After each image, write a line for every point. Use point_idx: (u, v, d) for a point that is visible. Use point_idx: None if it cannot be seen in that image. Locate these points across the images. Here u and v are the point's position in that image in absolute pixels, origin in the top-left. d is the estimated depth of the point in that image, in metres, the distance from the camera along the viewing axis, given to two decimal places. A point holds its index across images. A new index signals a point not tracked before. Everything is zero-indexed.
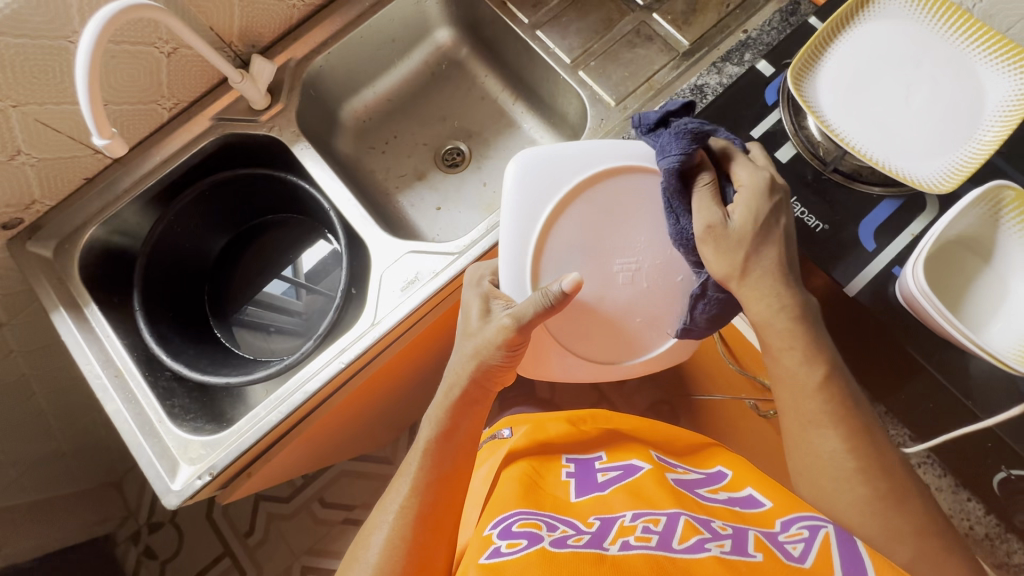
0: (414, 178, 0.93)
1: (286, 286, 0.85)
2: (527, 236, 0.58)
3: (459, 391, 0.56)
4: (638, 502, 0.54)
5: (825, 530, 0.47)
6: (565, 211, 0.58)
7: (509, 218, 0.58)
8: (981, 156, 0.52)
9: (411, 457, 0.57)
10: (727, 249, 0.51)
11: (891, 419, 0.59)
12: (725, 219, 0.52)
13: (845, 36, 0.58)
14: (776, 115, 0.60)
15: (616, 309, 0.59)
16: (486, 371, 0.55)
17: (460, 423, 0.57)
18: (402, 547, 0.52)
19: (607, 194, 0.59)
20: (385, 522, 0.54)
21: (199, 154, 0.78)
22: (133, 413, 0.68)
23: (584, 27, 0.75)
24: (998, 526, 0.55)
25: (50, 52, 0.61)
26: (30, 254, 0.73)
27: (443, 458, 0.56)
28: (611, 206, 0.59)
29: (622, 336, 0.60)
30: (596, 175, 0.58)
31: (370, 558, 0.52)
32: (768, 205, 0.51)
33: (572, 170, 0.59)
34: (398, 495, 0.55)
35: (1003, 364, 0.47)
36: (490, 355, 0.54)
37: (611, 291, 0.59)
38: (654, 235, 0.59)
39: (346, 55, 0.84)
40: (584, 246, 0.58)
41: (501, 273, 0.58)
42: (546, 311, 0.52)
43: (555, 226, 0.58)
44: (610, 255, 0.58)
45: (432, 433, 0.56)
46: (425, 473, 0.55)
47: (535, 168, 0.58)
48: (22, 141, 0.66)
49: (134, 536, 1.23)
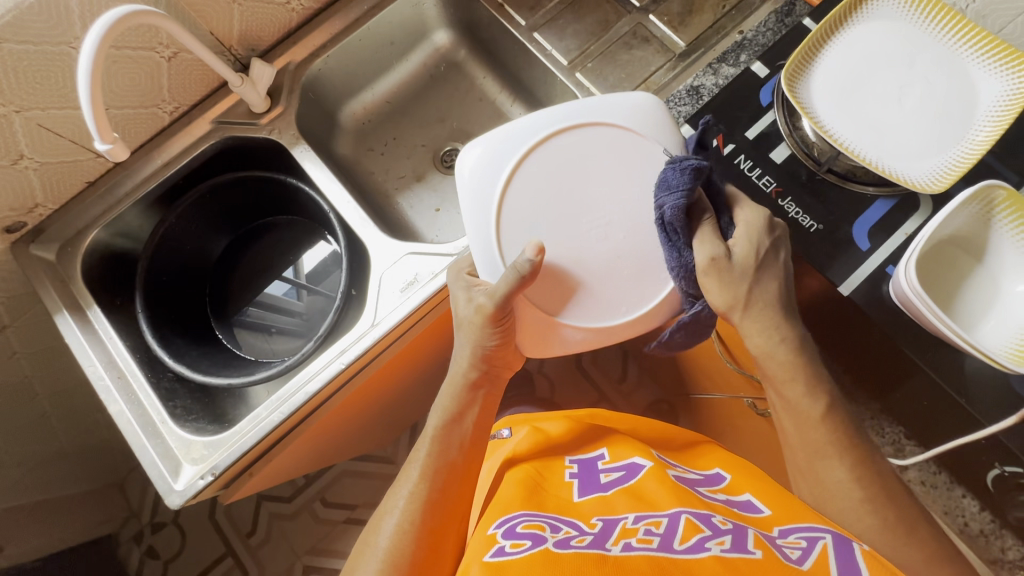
0: (413, 179, 0.94)
1: (286, 287, 0.86)
2: (487, 209, 0.58)
3: (463, 379, 0.61)
4: (640, 504, 0.55)
5: (822, 542, 0.47)
6: (522, 179, 0.58)
7: (467, 198, 0.59)
8: (974, 156, 0.52)
9: (420, 444, 0.60)
10: (733, 280, 0.52)
11: (883, 419, 0.63)
12: (727, 254, 0.52)
13: (838, 39, 0.58)
14: (771, 116, 0.60)
15: (597, 265, 0.57)
16: (491, 358, 0.59)
17: (468, 414, 0.61)
18: (411, 530, 0.54)
19: (562, 155, 0.58)
20: (396, 508, 0.56)
21: (199, 157, 0.78)
22: (135, 413, 0.68)
23: (581, 29, 0.76)
24: (993, 523, 0.57)
25: (53, 58, 0.62)
26: (33, 257, 0.74)
27: (448, 448, 0.59)
28: (568, 168, 0.58)
29: (606, 295, 0.57)
30: (546, 139, 0.58)
31: (381, 543, 0.54)
32: (768, 243, 0.53)
33: (520, 140, 0.58)
34: (408, 481, 0.57)
35: (995, 361, 0.48)
36: (483, 342, 0.58)
37: (589, 250, 0.57)
38: (619, 187, 0.57)
39: (344, 58, 0.84)
40: (548, 208, 0.57)
41: (476, 260, 0.58)
42: (518, 284, 0.53)
43: (516, 197, 0.57)
44: (577, 213, 0.57)
45: (439, 421, 0.60)
46: (433, 459, 0.58)
47: (484, 151, 0.59)
48: (25, 146, 0.66)
49: (137, 536, 1.24)
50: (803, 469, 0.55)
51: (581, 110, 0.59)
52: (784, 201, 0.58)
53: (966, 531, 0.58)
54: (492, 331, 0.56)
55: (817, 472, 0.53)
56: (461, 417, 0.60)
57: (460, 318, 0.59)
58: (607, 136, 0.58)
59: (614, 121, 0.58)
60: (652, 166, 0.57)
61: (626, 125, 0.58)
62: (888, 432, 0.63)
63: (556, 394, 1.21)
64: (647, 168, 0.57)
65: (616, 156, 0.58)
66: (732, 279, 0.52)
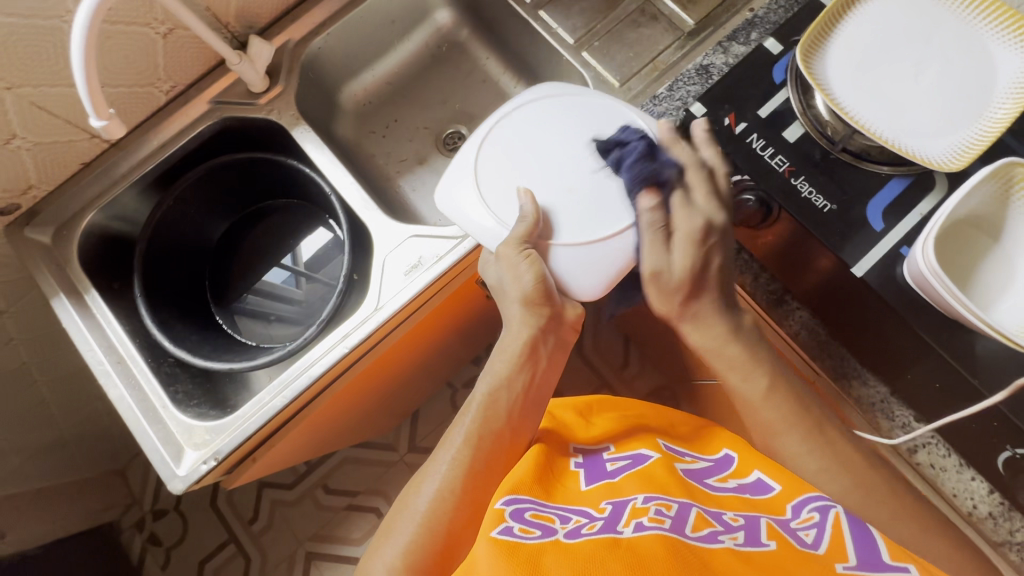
0: (414, 162, 0.92)
1: (286, 275, 0.85)
2: (473, 203, 0.61)
3: (520, 350, 0.58)
4: (650, 486, 0.54)
5: (835, 512, 0.50)
6: (489, 172, 0.62)
7: (445, 188, 0.63)
8: (992, 134, 0.52)
9: (468, 407, 0.59)
10: (669, 295, 0.59)
11: (894, 401, 0.59)
12: (668, 263, 0.58)
13: (854, 14, 0.56)
14: (784, 93, 0.58)
15: (590, 188, 0.60)
16: (536, 303, 0.57)
17: (519, 379, 0.58)
18: (452, 497, 0.52)
19: (515, 126, 0.63)
20: (437, 473, 0.54)
21: (196, 139, 0.76)
22: (136, 398, 0.67)
23: (587, 7, 0.74)
24: (1002, 505, 0.56)
25: (44, 33, 0.60)
26: (28, 240, 0.72)
27: (493, 415, 0.57)
28: (521, 147, 0.62)
29: (614, 206, 0.59)
30: (495, 119, 0.64)
31: (421, 506, 0.53)
32: (702, 252, 0.58)
33: (467, 151, 0.63)
34: (451, 447, 0.56)
35: (1011, 341, 0.47)
36: (523, 276, 0.56)
37: (575, 183, 0.60)
38: (578, 127, 0.62)
39: (344, 38, 0.83)
40: (519, 171, 0.61)
41: (485, 242, 0.61)
42: (532, 228, 0.57)
43: (490, 185, 0.61)
44: (547, 162, 0.61)
45: (490, 386, 0.58)
46: (478, 425, 0.56)
47: (449, 176, 0.63)
48: (16, 125, 0.65)
49: (138, 523, 1.24)
50: (778, 439, 0.57)
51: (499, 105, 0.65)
52: (797, 181, 0.56)
53: (974, 514, 0.56)
54: (526, 260, 0.56)
55: (772, 442, 0.57)
56: (513, 381, 0.58)
57: (495, 285, 0.60)
58: (544, 97, 0.64)
59: (547, 88, 0.65)
60: (594, 110, 0.63)
61: (556, 86, 0.65)
62: (897, 415, 0.59)
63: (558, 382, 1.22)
64: (589, 114, 0.63)
65: (558, 111, 0.63)
66: (669, 296, 0.59)
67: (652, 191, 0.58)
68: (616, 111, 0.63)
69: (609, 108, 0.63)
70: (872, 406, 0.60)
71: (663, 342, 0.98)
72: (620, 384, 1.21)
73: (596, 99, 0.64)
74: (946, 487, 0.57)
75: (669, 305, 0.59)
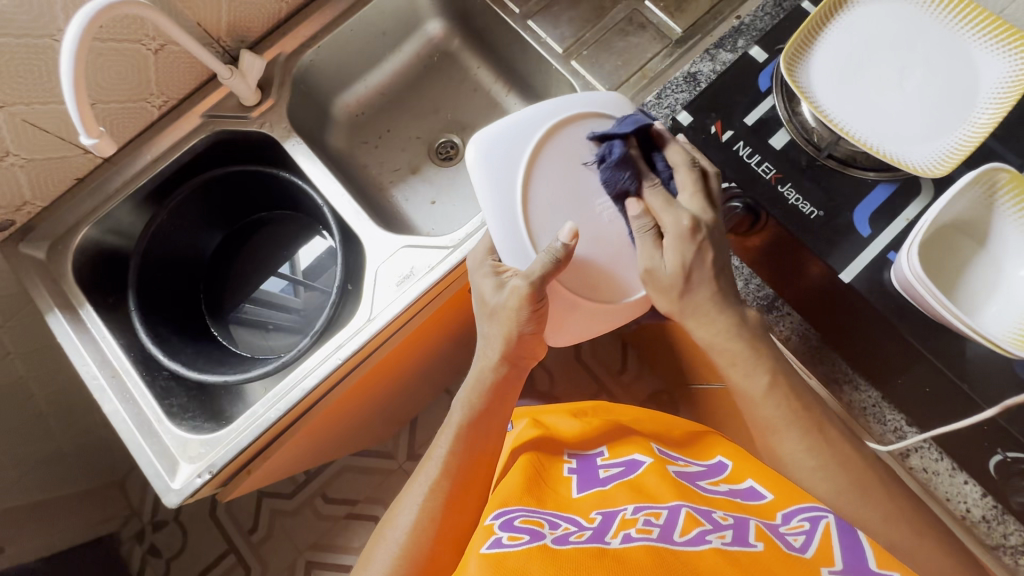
0: (408, 172, 0.92)
1: (283, 284, 0.85)
2: (508, 207, 0.56)
3: (491, 380, 0.58)
4: (640, 496, 0.55)
5: (826, 521, 0.50)
6: (533, 176, 0.56)
7: (479, 175, 0.56)
8: (976, 139, 0.52)
9: (443, 434, 0.58)
10: (665, 292, 0.53)
11: (886, 405, 0.57)
12: (660, 262, 0.53)
13: (838, 22, 0.57)
14: (769, 101, 0.59)
15: (618, 244, 0.57)
16: (518, 347, 0.56)
17: (493, 408, 0.58)
18: (432, 527, 0.53)
19: (568, 141, 0.58)
20: (413, 505, 0.55)
21: (189, 152, 0.77)
22: (130, 412, 0.68)
23: (576, 16, 0.75)
24: (995, 508, 0.54)
25: (36, 52, 0.61)
26: (23, 255, 0.73)
27: (474, 445, 0.57)
28: (573, 161, 0.57)
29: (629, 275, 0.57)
30: (555, 125, 0.58)
31: (398, 538, 0.53)
32: (694, 247, 0.52)
33: (520, 141, 0.57)
34: (425, 479, 0.56)
35: (998, 347, 0.47)
36: (521, 327, 0.54)
37: (603, 232, 0.57)
38: None
39: (335, 49, 0.83)
40: (562, 192, 0.57)
41: (504, 251, 0.56)
42: (554, 269, 0.52)
43: (530, 191, 0.56)
44: (588, 196, 0.57)
45: (465, 417, 0.58)
46: (457, 455, 0.56)
47: (494, 153, 0.57)
48: (10, 142, 0.65)
49: (138, 534, 1.24)
50: (770, 439, 0.55)
51: (564, 102, 0.59)
52: (784, 187, 0.57)
53: (967, 518, 0.55)
54: (534, 316, 0.53)
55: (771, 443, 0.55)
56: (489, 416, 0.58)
57: (490, 308, 0.54)
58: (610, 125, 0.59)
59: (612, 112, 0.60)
60: None
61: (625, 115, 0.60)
62: (890, 419, 0.57)
63: (555, 387, 1.22)
64: None
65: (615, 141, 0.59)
66: (665, 294, 0.54)
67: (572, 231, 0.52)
68: None
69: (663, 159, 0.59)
70: (864, 410, 0.57)
71: (659, 347, 0.99)
72: (618, 388, 1.21)
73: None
74: (937, 491, 0.56)
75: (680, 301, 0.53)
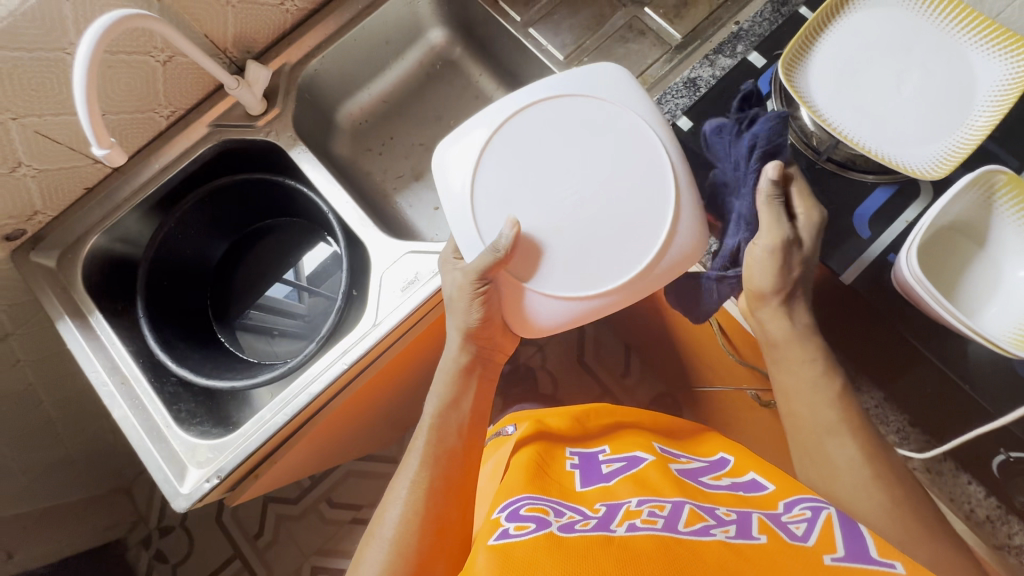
0: (411, 178, 0.93)
1: (287, 290, 0.86)
2: (463, 203, 0.57)
3: (456, 364, 0.63)
4: (642, 489, 0.55)
5: (826, 512, 0.50)
6: (488, 171, 0.57)
7: (439, 175, 0.59)
8: (973, 143, 0.52)
9: (417, 437, 0.61)
10: (784, 272, 0.55)
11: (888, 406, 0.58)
12: (794, 238, 0.54)
13: (835, 28, 0.58)
14: (768, 106, 0.59)
15: (578, 233, 0.55)
16: (477, 335, 0.62)
17: (464, 396, 0.63)
18: (417, 518, 0.55)
19: (529, 134, 0.58)
20: (398, 498, 0.57)
21: (196, 162, 0.78)
22: (140, 418, 0.69)
23: (576, 24, 0.75)
24: (999, 508, 0.54)
25: (47, 65, 0.62)
26: (34, 264, 0.74)
27: (446, 433, 0.61)
28: (530, 151, 0.57)
29: (594, 266, 0.55)
30: (514, 115, 0.58)
31: (387, 533, 0.55)
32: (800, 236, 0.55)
33: (478, 134, 0.58)
34: (409, 472, 0.58)
35: (997, 346, 0.47)
36: (466, 316, 0.59)
37: (564, 221, 0.55)
38: (592, 155, 0.57)
39: (339, 59, 0.84)
40: (519, 182, 0.57)
41: (461, 245, 0.58)
42: (496, 263, 0.54)
43: (486, 186, 0.57)
44: (549, 186, 0.56)
45: (436, 409, 0.62)
46: (432, 446, 0.59)
47: (453, 152, 0.59)
48: (22, 153, 0.67)
49: (145, 540, 1.24)
50: (825, 442, 0.56)
51: (529, 90, 0.59)
52: None
53: (971, 517, 0.56)
54: (476, 301, 0.57)
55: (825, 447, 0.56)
56: (459, 402, 0.62)
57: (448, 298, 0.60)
58: (572, 109, 0.58)
59: (579, 93, 0.58)
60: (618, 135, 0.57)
61: (594, 95, 0.58)
62: (892, 420, 0.58)
63: (559, 390, 1.23)
64: (609, 137, 0.57)
65: (578, 125, 0.57)
66: (783, 274, 0.55)
67: (511, 223, 0.54)
68: (647, 146, 0.56)
69: (637, 136, 0.57)
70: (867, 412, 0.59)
71: (662, 350, 0.99)
72: (621, 392, 1.21)
73: (625, 123, 0.57)
74: (941, 492, 0.57)
75: (783, 280, 0.55)
